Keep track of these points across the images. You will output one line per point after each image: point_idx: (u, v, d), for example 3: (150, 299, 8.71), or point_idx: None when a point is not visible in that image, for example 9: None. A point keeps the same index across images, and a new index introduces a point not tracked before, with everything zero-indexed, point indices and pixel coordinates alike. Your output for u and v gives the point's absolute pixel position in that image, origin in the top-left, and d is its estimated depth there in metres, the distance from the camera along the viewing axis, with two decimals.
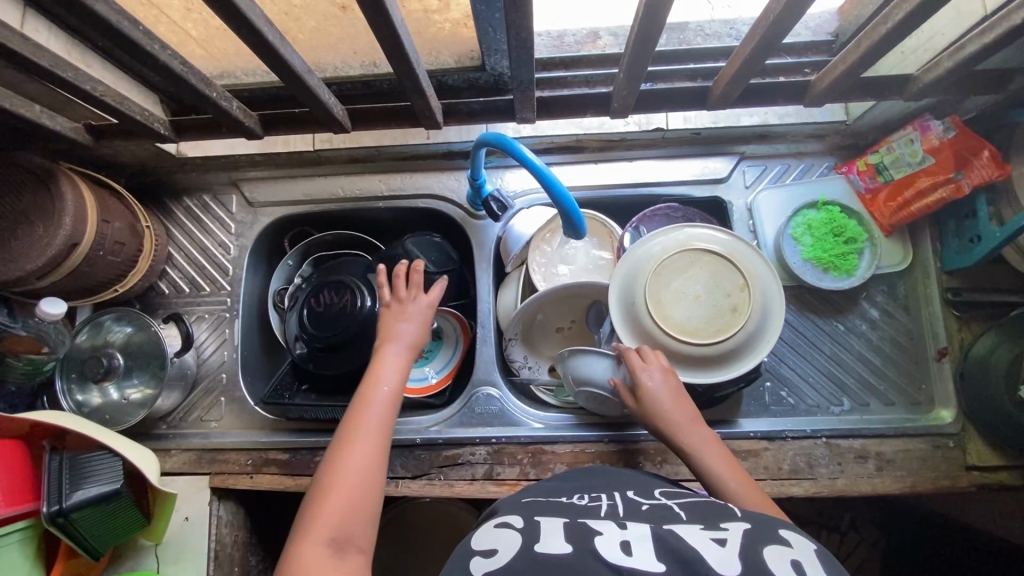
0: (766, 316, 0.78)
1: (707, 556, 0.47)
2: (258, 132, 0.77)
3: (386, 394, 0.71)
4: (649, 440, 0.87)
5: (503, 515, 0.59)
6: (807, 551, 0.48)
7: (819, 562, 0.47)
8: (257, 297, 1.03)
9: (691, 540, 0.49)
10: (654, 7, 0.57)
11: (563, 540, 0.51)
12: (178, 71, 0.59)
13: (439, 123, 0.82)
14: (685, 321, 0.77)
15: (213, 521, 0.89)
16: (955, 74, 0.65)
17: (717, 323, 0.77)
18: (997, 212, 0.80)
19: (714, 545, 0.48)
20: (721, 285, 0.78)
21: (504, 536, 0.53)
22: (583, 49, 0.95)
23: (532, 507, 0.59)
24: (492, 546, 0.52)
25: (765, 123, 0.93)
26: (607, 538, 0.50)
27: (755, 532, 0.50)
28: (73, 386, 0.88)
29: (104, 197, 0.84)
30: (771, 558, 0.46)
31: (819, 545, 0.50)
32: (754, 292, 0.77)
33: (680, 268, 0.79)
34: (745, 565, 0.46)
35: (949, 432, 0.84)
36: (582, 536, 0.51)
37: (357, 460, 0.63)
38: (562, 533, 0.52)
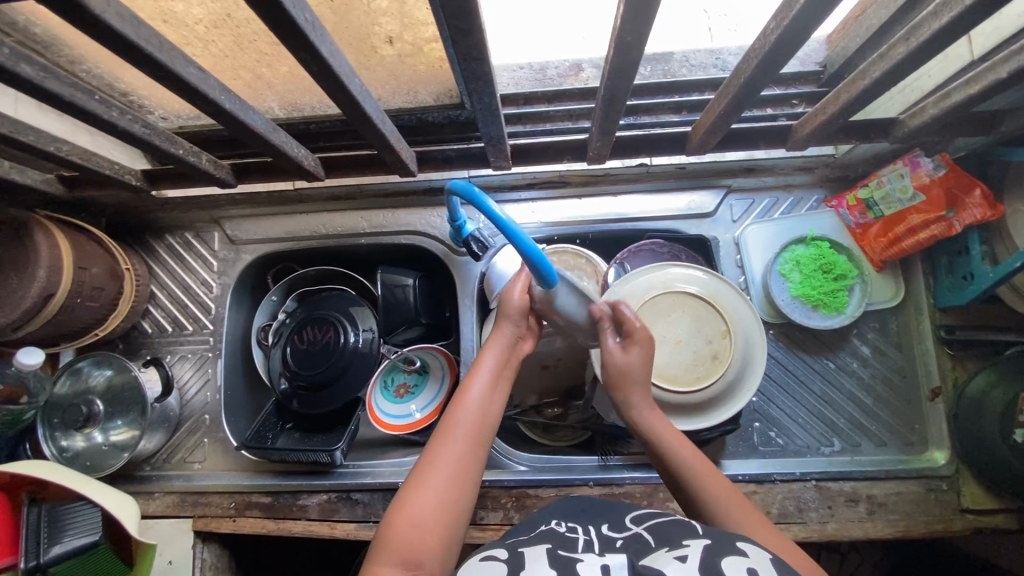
0: (747, 364, 0.78)
1: (669, 572, 0.46)
2: (230, 181, 0.76)
3: (481, 406, 0.64)
4: (635, 483, 0.85)
5: (488, 550, 0.56)
6: (765, 561, 0.49)
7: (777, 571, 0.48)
8: (240, 335, 1.02)
9: (655, 562, 0.48)
10: (621, 62, 0.56)
11: (549, 568, 0.49)
12: (139, 133, 0.58)
13: (413, 171, 0.80)
14: (664, 366, 0.78)
15: (196, 565, 0.89)
16: (941, 120, 0.62)
17: (698, 370, 0.78)
18: (990, 250, 0.77)
19: (676, 560, 0.47)
20: (703, 330, 0.79)
21: (490, 566, 0.51)
22: (565, 82, 0.92)
23: (512, 541, 0.57)
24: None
25: (751, 157, 0.90)
26: (587, 563, 0.49)
27: (713, 546, 0.50)
28: (56, 432, 0.87)
29: (81, 243, 0.83)
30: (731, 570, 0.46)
31: (775, 554, 0.51)
32: (734, 338, 0.78)
33: (661, 313, 0.80)
34: None
35: (943, 475, 0.82)
36: (565, 564, 0.49)
37: (444, 483, 0.56)
38: (546, 561, 0.50)
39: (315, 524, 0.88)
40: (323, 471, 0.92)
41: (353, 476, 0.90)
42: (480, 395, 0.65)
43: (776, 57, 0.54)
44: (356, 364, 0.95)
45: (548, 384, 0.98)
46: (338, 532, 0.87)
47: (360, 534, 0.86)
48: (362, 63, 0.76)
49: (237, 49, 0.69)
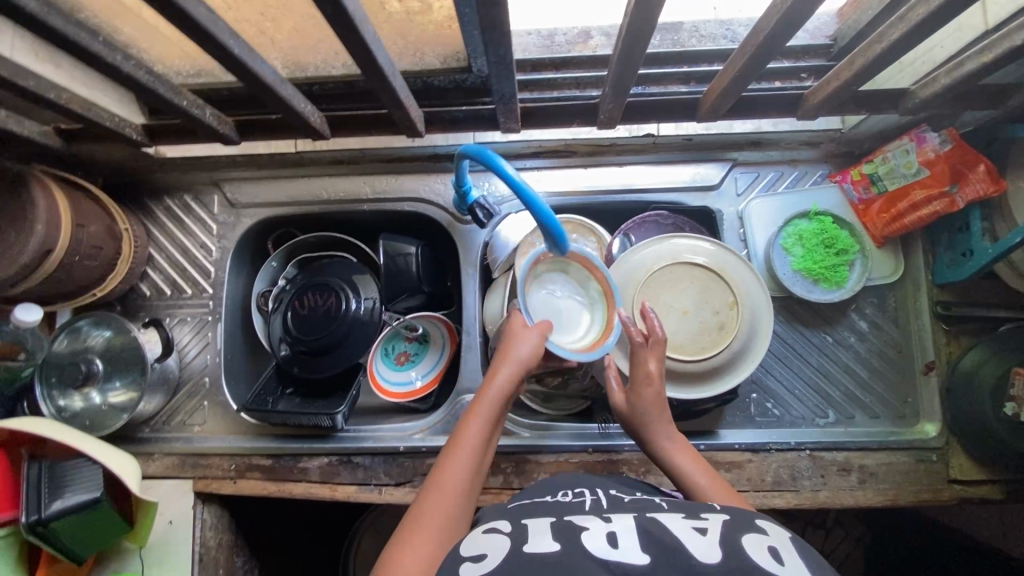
0: (752, 336, 0.79)
1: (689, 545, 0.48)
2: (233, 138, 0.75)
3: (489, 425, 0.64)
4: (634, 450, 0.87)
5: (490, 521, 0.58)
6: (782, 539, 0.51)
7: (794, 550, 0.50)
8: (239, 300, 1.02)
9: (674, 531, 0.51)
10: (637, 22, 0.55)
11: (552, 539, 0.51)
12: (144, 81, 0.57)
13: (421, 132, 0.79)
14: (672, 336, 0.79)
15: (198, 524, 0.90)
16: (952, 90, 0.63)
17: (704, 340, 0.79)
18: (991, 227, 0.78)
19: (695, 533, 0.50)
20: (710, 301, 0.80)
21: (492, 540, 0.53)
22: (574, 49, 0.91)
23: (516, 511, 0.60)
24: (481, 551, 0.51)
25: (758, 130, 0.90)
26: (592, 533, 0.51)
27: (733, 521, 0.53)
28: (53, 391, 0.87)
29: (78, 200, 0.82)
30: (748, 545, 0.49)
31: (792, 532, 0.53)
32: (740, 309, 0.79)
33: (670, 283, 0.81)
34: (723, 551, 0.48)
35: (933, 446, 0.85)
36: (569, 535, 0.51)
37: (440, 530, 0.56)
38: (549, 532, 0.52)
39: (317, 486, 0.89)
40: (324, 435, 0.92)
41: (354, 440, 0.90)
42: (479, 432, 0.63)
43: (795, 17, 0.53)
44: (358, 331, 0.95)
45: None
46: (339, 494, 0.88)
47: (361, 496, 0.87)
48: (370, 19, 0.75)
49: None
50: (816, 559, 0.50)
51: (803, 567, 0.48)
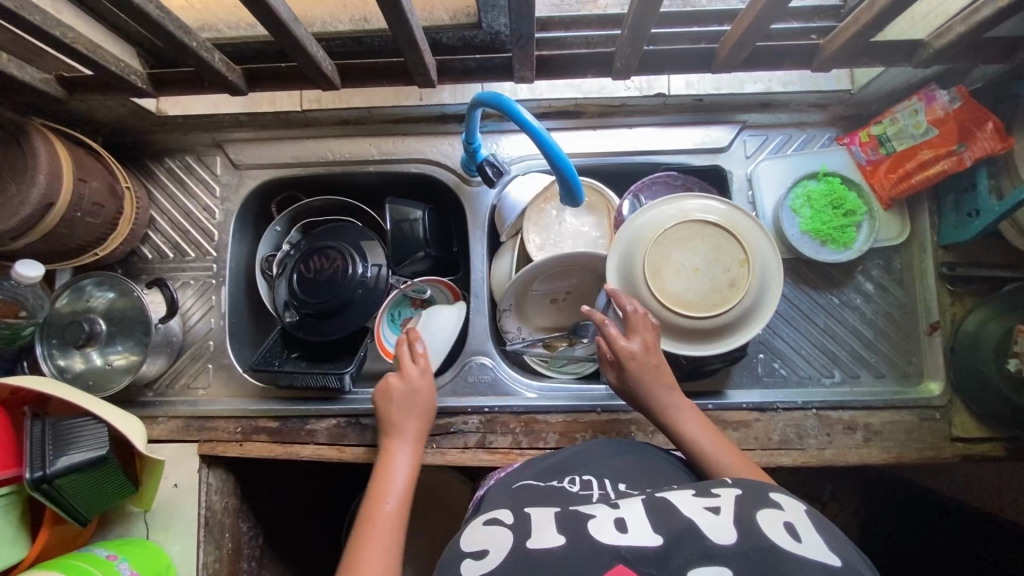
0: (762, 293, 0.79)
1: (702, 524, 0.48)
2: (241, 88, 0.74)
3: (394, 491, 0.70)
4: (642, 409, 0.87)
5: (492, 511, 0.60)
6: (799, 513, 0.50)
7: (811, 525, 0.49)
8: (243, 264, 1.00)
9: (686, 511, 0.51)
10: None
11: (556, 532, 0.51)
12: (153, 15, 0.55)
13: (433, 82, 0.78)
14: (682, 293, 0.79)
15: (203, 488, 0.89)
16: (966, 39, 0.63)
17: (714, 298, 0.78)
18: (997, 185, 0.79)
19: (708, 513, 0.49)
20: (721, 259, 0.78)
21: (497, 534, 0.54)
22: (584, 8, 0.90)
23: (519, 500, 0.61)
24: (483, 546, 0.53)
25: (768, 91, 0.90)
26: (599, 520, 0.51)
27: (746, 498, 0.52)
28: (53, 351, 0.86)
29: (79, 155, 0.80)
30: (764, 521, 0.48)
31: (808, 505, 0.52)
32: (751, 267, 0.78)
33: (683, 241, 0.79)
34: (738, 529, 0.47)
35: (937, 405, 0.86)
36: (574, 525, 0.52)
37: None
38: (554, 524, 0.53)
39: (324, 448, 0.88)
40: (332, 397, 0.92)
41: (362, 402, 0.90)
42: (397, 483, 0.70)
43: None
44: (364, 295, 0.94)
45: (556, 319, 0.97)
46: (347, 456, 0.87)
47: (369, 458, 0.87)
48: None
49: None
50: (835, 534, 0.49)
51: (822, 543, 0.46)
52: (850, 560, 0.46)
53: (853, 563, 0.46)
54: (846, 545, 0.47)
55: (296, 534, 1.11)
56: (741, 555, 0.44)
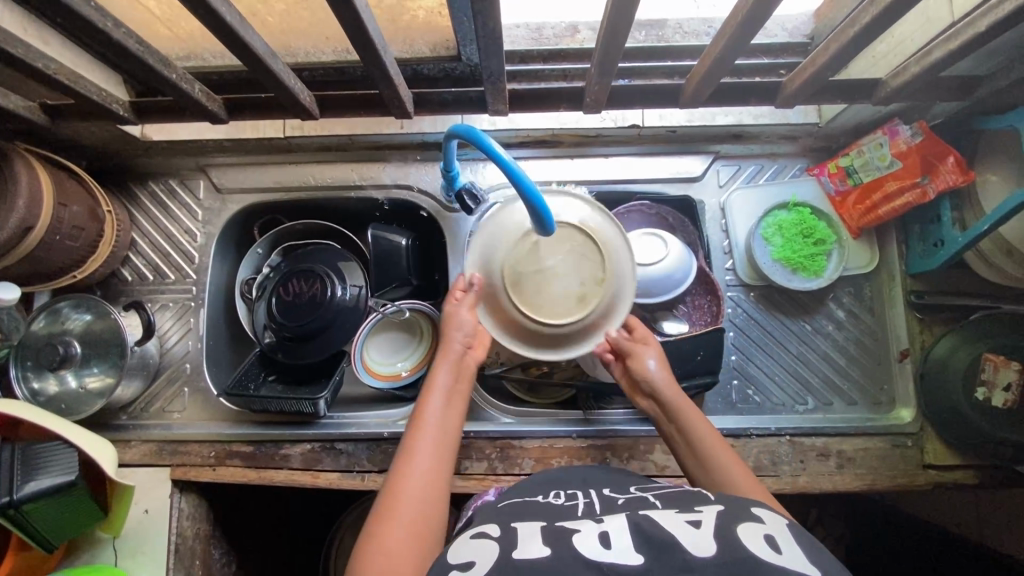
0: (606, 316, 0.69)
1: (682, 538, 0.49)
2: (222, 116, 0.75)
3: (440, 424, 0.68)
4: (617, 435, 0.88)
5: (480, 525, 0.60)
6: (780, 526, 0.52)
7: (792, 538, 0.50)
8: (223, 287, 1.01)
9: (666, 526, 0.51)
10: (616, 14, 0.56)
11: (541, 544, 0.52)
12: (134, 50, 0.57)
13: (409, 114, 0.80)
14: (532, 293, 0.66)
15: (174, 514, 0.88)
16: (921, 79, 0.65)
17: (559, 304, 0.66)
18: (961, 217, 0.81)
19: (689, 528, 0.50)
20: (583, 266, 0.66)
21: (482, 546, 0.53)
22: (561, 42, 0.93)
23: (507, 516, 0.60)
24: (469, 558, 0.52)
25: (739, 123, 0.92)
26: (584, 535, 0.52)
27: (727, 513, 0.53)
28: (28, 373, 0.85)
29: (62, 180, 0.81)
30: (745, 534, 0.49)
31: (790, 519, 0.53)
32: (608, 287, 0.67)
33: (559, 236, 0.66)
34: (718, 542, 0.48)
35: (908, 431, 0.87)
36: (560, 539, 0.52)
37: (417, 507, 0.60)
38: (539, 537, 0.53)
39: (298, 473, 0.88)
40: (306, 421, 0.91)
41: (338, 426, 0.90)
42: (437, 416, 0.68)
43: (760, 8, 0.54)
44: (343, 318, 0.95)
45: None
46: (321, 481, 0.87)
47: (344, 483, 0.86)
48: None
49: None
50: (816, 545, 0.50)
51: (802, 555, 0.47)
52: (829, 569, 0.47)
53: (833, 572, 0.46)
54: (826, 554, 0.48)
55: (270, 561, 1.09)
56: (719, 566, 0.45)
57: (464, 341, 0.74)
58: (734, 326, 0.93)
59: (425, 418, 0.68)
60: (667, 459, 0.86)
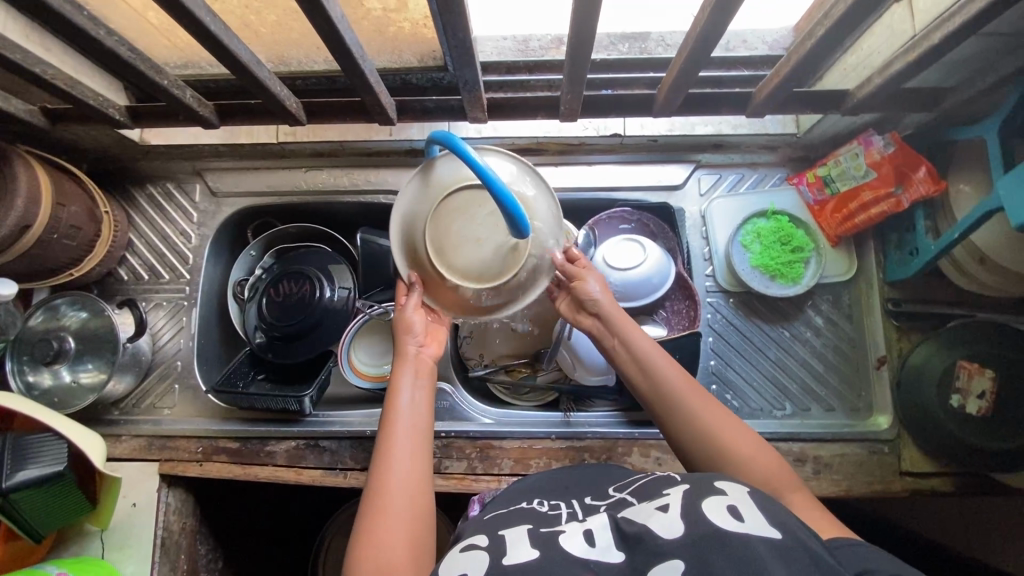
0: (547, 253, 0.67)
1: (652, 526, 0.50)
2: (213, 121, 0.78)
3: (410, 421, 0.65)
4: (595, 437, 0.89)
5: (469, 538, 0.60)
6: (741, 494, 0.52)
7: (754, 505, 0.50)
8: (216, 287, 1.04)
9: (639, 518, 0.52)
10: (579, 23, 0.58)
11: (529, 548, 0.53)
12: (125, 56, 0.61)
13: (392, 120, 0.83)
14: (466, 267, 0.64)
15: (161, 508, 0.90)
16: (884, 89, 0.67)
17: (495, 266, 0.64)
18: (934, 225, 0.83)
19: (658, 513, 0.51)
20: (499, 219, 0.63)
21: (472, 556, 0.54)
22: (547, 54, 0.95)
23: (494, 523, 0.61)
24: (461, 570, 0.53)
25: (718, 133, 0.95)
26: (570, 536, 0.54)
27: (693, 489, 0.53)
28: (24, 367, 0.88)
29: (61, 181, 0.84)
30: (708, 508, 0.50)
31: (751, 487, 0.53)
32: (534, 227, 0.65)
33: (463, 205, 0.63)
34: (685, 523, 0.49)
35: (885, 438, 0.87)
36: (547, 542, 0.53)
37: (405, 505, 0.59)
38: (526, 541, 0.54)
39: (281, 470, 0.90)
40: (291, 419, 0.93)
41: (322, 425, 0.92)
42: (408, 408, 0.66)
43: (717, 17, 0.57)
44: (331, 319, 0.98)
45: (517, 346, 0.99)
46: (303, 478, 0.89)
47: (326, 480, 0.88)
48: (348, 13, 0.78)
49: None
50: (778, 509, 0.50)
51: (764, 521, 0.48)
52: (790, 531, 0.47)
53: (795, 534, 0.47)
54: (788, 518, 0.49)
55: (256, 561, 1.10)
56: (687, 550, 0.46)
57: (418, 341, 0.71)
58: (713, 331, 0.94)
59: (395, 415, 0.65)
60: (644, 462, 0.87)
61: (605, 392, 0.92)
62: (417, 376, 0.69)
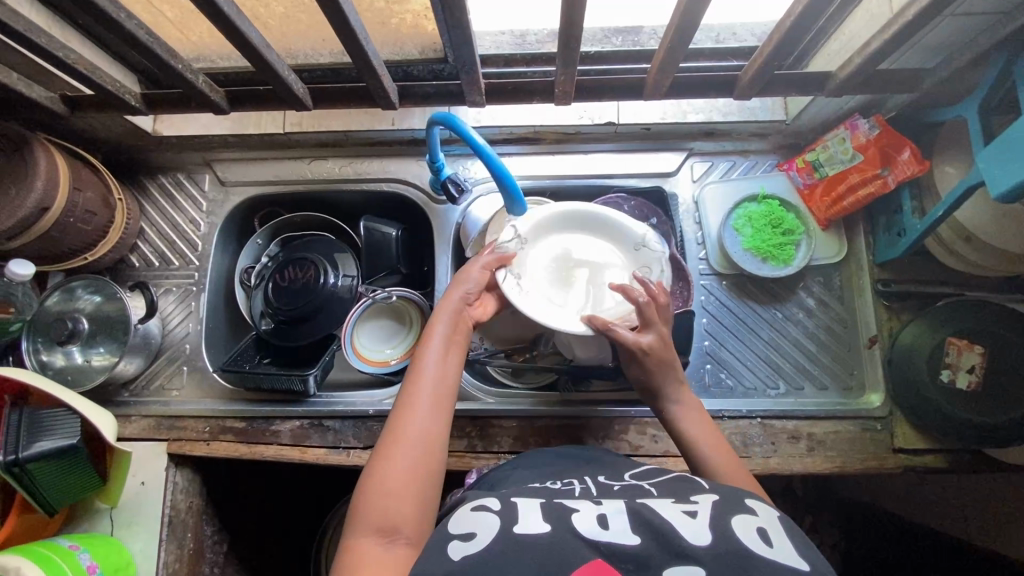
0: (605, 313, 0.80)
1: (679, 528, 0.51)
2: (224, 107, 0.82)
3: (435, 378, 0.67)
4: (594, 416, 0.91)
5: (479, 498, 0.59)
6: (771, 518, 0.54)
7: (782, 530, 0.53)
8: (224, 274, 1.07)
9: (663, 514, 0.53)
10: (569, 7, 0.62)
11: (540, 520, 0.53)
12: (143, 39, 0.64)
13: (394, 105, 0.87)
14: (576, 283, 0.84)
15: (169, 486, 0.92)
16: (863, 69, 0.70)
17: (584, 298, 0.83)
18: (920, 205, 0.85)
19: (685, 517, 0.52)
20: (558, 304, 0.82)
21: (481, 518, 0.54)
22: (542, 47, 0.99)
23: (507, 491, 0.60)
24: (470, 529, 0.53)
25: (709, 121, 0.98)
26: (582, 513, 0.54)
27: (721, 503, 0.55)
28: (39, 347, 0.91)
29: (77, 167, 0.88)
30: (738, 526, 0.52)
31: (779, 511, 0.56)
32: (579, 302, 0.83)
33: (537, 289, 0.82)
34: (713, 533, 0.51)
35: (878, 416, 0.89)
36: (558, 516, 0.53)
37: (415, 451, 0.61)
38: (539, 512, 0.54)
39: (286, 449, 0.92)
40: (295, 399, 0.96)
41: (326, 404, 0.95)
42: (437, 362, 0.68)
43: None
44: (335, 303, 1.01)
45: (517, 332, 1.02)
46: (309, 456, 0.90)
47: (330, 458, 0.90)
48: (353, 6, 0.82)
49: None
50: (803, 537, 0.53)
51: (791, 549, 0.50)
52: (817, 566, 0.49)
53: (820, 568, 0.49)
54: (812, 548, 0.51)
55: (259, 547, 1.11)
56: (714, 558, 0.48)
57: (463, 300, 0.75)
58: (708, 312, 0.96)
59: (425, 363, 0.68)
60: (641, 439, 0.88)
61: (605, 372, 0.93)
62: (450, 334, 0.71)
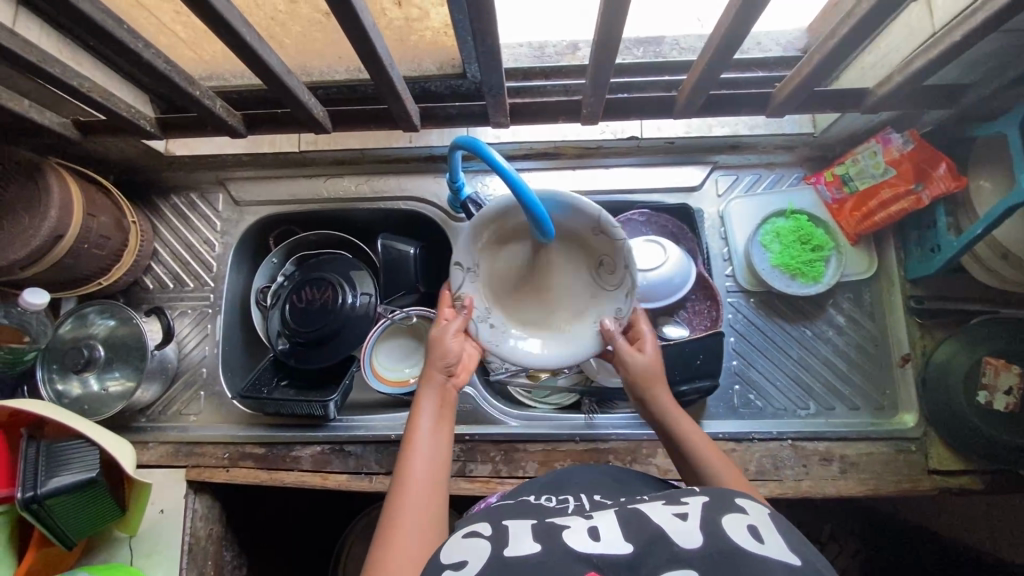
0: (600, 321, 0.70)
1: (670, 530, 0.46)
2: (241, 131, 0.80)
3: (428, 460, 0.64)
4: (620, 440, 0.89)
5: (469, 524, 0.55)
6: (761, 516, 0.49)
7: (773, 525, 0.48)
8: (239, 295, 1.05)
9: (654, 518, 0.48)
10: (605, 27, 0.60)
11: (531, 541, 0.48)
12: (161, 67, 0.62)
13: (416, 126, 0.84)
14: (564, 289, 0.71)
15: (188, 514, 0.90)
16: (905, 87, 0.68)
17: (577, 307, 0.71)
18: (955, 222, 0.83)
19: (676, 520, 0.47)
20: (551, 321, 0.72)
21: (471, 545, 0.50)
22: (562, 59, 0.95)
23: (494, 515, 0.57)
24: (461, 557, 0.49)
25: (735, 134, 0.95)
26: (573, 529, 0.49)
27: (712, 502, 0.50)
28: (54, 375, 0.90)
29: (90, 191, 0.86)
30: (731, 526, 0.47)
31: (770, 507, 0.51)
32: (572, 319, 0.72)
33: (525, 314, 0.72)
34: (705, 535, 0.45)
35: (912, 436, 0.87)
36: (550, 533, 0.49)
37: (416, 545, 0.56)
38: (529, 533, 0.50)
39: (307, 474, 0.90)
40: (315, 424, 0.94)
41: (346, 429, 0.93)
42: (429, 442, 0.65)
43: (739, 19, 0.58)
44: (354, 324, 0.99)
45: None
46: (330, 483, 0.89)
47: (352, 484, 0.88)
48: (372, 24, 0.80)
49: (255, 8, 0.74)
50: (799, 537, 0.48)
51: (783, 543, 0.46)
52: (813, 562, 0.45)
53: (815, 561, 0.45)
54: (810, 547, 0.47)
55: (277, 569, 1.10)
56: (708, 562, 0.43)
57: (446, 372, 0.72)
58: (735, 331, 0.94)
59: (416, 444, 0.64)
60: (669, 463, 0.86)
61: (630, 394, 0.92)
62: (438, 411, 0.69)
